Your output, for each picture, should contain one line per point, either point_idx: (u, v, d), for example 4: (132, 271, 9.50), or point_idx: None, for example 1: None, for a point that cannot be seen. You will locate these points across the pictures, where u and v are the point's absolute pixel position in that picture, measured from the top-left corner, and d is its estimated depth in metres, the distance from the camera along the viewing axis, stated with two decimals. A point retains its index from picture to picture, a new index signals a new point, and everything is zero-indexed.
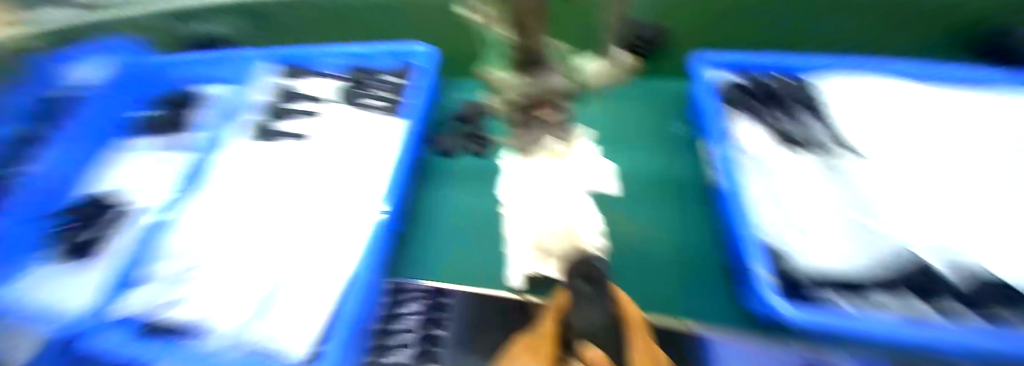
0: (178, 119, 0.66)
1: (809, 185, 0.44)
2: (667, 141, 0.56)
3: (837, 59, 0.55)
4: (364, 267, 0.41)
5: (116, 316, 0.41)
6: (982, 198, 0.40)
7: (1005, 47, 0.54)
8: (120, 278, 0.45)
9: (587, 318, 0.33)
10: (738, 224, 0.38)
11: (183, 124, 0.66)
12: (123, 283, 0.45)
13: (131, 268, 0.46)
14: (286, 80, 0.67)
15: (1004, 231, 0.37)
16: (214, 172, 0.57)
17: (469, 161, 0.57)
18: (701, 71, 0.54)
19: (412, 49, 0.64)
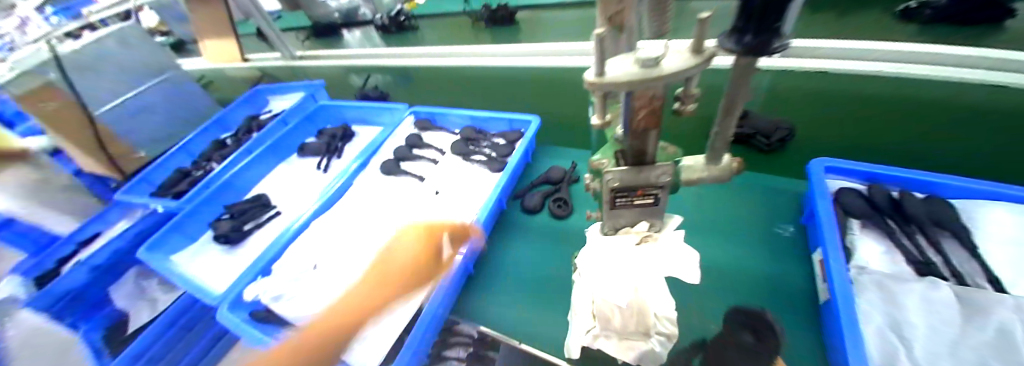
0: (335, 149, 0.93)
1: (963, 328, 0.35)
2: (768, 241, 0.51)
3: (1001, 190, 0.45)
4: (436, 301, 0.47)
5: (248, 298, 0.55)
6: None
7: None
8: (261, 268, 0.59)
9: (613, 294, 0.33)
10: (851, 352, 0.33)
11: (338, 151, 0.93)
12: (263, 271, 0.59)
13: (273, 261, 0.61)
14: (420, 131, 0.83)
15: None
16: (350, 195, 0.73)
17: (549, 222, 0.61)
18: (819, 174, 0.50)
19: (519, 116, 0.73)
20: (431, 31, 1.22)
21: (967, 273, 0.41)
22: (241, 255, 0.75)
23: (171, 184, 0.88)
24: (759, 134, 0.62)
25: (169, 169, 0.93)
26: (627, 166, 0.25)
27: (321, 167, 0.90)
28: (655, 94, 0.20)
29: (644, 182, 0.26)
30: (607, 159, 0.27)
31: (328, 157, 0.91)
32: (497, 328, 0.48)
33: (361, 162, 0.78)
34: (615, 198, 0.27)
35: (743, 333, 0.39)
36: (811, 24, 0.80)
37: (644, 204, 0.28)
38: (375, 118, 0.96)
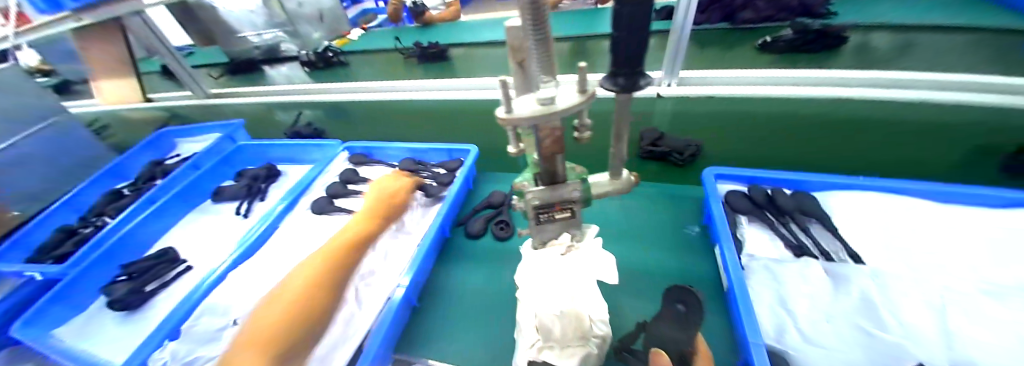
0: (258, 191, 0.86)
1: (828, 299, 0.43)
2: (679, 240, 0.59)
3: (840, 182, 0.55)
4: (377, 339, 0.45)
5: None
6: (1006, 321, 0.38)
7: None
8: (167, 331, 0.52)
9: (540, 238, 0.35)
10: (747, 330, 0.39)
11: (261, 194, 0.86)
12: (170, 335, 0.52)
13: (180, 323, 0.53)
14: (354, 166, 0.82)
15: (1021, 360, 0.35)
16: (278, 238, 0.68)
17: (492, 244, 0.64)
18: (710, 181, 0.58)
19: (457, 146, 0.76)
20: (363, 67, 1.23)
21: (833, 251, 0.50)
22: (137, 324, 0.63)
23: (51, 246, 0.75)
24: (674, 152, 0.71)
25: (50, 228, 0.81)
26: (544, 186, 0.29)
27: (240, 212, 0.82)
28: (555, 125, 0.24)
29: (561, 197, 0.29)
30: (527, 180, 0.30)
31: (249, 201, 0.84)
32: (444, 356, 0.48)
33: (287, 201, 0.73)
34: (538, 214, 0.31)
35: (675, 302, 0.38)
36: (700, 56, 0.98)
37: (564, 217, 0.32)
38: (305, 155, 0.92)
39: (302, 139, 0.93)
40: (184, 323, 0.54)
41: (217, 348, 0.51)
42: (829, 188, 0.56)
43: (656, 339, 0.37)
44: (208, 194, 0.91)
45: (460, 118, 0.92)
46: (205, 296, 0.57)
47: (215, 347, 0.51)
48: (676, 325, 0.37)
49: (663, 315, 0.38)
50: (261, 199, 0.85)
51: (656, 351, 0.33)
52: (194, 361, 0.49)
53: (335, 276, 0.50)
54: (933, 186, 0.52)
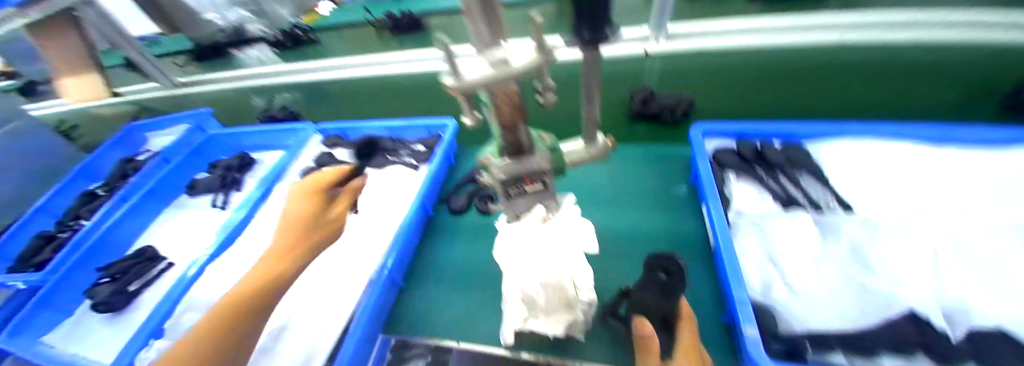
0: (233, 182, 0.83)
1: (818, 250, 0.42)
2: (666, 201, 0.58)
3: (836, 126, 0.52)
4: (360, 323, 0.45)
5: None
6: (993, 261, 0.37)
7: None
8: (151, 329, 0.50)
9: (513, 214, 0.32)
10: (732, 285, 0.38)
11: (237, 185, 0.83)
12: (154, 333, 0.50)
13: (162, 320, 0.52)
14: (330, 149, 0.78)
15: (1004, 298, 0.35)
16: (258, 228, 0.66)
17: (477, 220, 0.62)
18: (698, 139, 0.55)
19: (434, 121, 0.72)
20: (333, 42, 1.15)
21: (822, 201, 0.48)
22: (127, 324, 0.63)
23: (30, 254, 0.72)
24: (667, 110, 0.65)
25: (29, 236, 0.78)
26: (508, 158, 0.26)
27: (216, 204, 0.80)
28: (512, 89, 0.21)
29: (529, 170, 0.27)
30: (492, 154, 0.28)
31: (225, 193, 0.81)
32: (432, 334, 0.48)
33: (261, 190, 0.70)
34: (507, 189, 0.29)
35: (657, 269, 0.39)
36: (689, 8, 0.92)
37: (536, 190, 0.30)
38: (278, 141, 0.87)
39: (275, 123, 0.88)
40: (167, 320, 0.52)
41: None
42: (822, 136, 0.54)
43: (639, 306, 0.37)
44: (182, 188, 0.86)
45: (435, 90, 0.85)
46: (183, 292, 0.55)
47: None
48: (657, 293, 0.37)
49: (645, 282, 0.39)
50: (237, 189, 0.82)
51: (640, 321, 0.34)
52: None
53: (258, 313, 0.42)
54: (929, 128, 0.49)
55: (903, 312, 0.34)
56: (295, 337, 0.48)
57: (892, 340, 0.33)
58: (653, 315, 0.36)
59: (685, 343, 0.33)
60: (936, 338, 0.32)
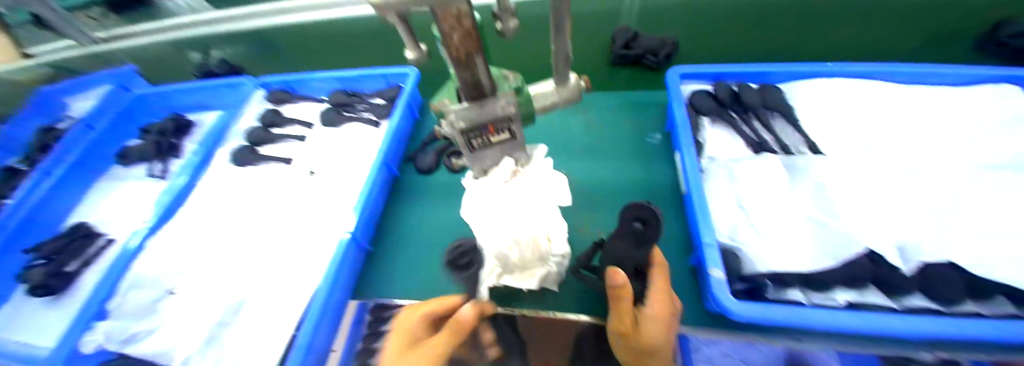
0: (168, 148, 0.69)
1: (785, 190, 0.43)
2: (640, 150, 0.57)
3: (813, 69, 0.51)
4: (323, 289, 0.41)
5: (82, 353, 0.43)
6: (929, 196, 0.40)
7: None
8: (92, 311, 0.45)
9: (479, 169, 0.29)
10: (701, 230, 0.38)
11: (174, 151, 0.69)
12: (97, 315, 0.45)
13: (104, 300, 0.46)
14: (276, 105, 0.70)
15: (936, 229, 0.38)
16: (201, 196, 0.59)
17: (447, 178, 0.59)
18: (674, 83, 0.52)
19: (392, 69, 0.64)
20: None
21: (792, 144, 0.49)
22: (68, 309, 0.54)
23: None
24: (648, 54, 0.57)
25: None
26: (468, 102, 0.23)
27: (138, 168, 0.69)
28: (462, 9, 0.16)
29: (491, 116, 0.24)
30: (447, 99, 0.24)
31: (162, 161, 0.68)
32: (405, 295, 0.47)
33: (200, 154, 0.62)
34: (469, 140, 0.25)
35: (632, 220, 0.32)
36: None
37: (502, 141, 0.27)
38: (215, 101, 0.74)
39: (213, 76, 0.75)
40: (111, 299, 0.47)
41: (155, 320, 0.46)
42: (795, 77, 0.52)
43: (613, 257, 0.36)
44: (111, 158, 0.71)
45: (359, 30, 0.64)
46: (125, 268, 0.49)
47: (154, 319, 0.46)
48: (631, 244, 0.34)
49: (619, 232, 0.34)
50: (176, 157, 0.69)
51: (613, 270, 0.31)
52: (134, 337, 0.45)
53: None
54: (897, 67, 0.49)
55: (861, 251, 0.35)
56: (259, 309, 0.45)
57: (849, 272, 0.35)
58: (626, 264, 0.35)
59: (660, 288, 0.34)
60: (886, 271, 0.34)
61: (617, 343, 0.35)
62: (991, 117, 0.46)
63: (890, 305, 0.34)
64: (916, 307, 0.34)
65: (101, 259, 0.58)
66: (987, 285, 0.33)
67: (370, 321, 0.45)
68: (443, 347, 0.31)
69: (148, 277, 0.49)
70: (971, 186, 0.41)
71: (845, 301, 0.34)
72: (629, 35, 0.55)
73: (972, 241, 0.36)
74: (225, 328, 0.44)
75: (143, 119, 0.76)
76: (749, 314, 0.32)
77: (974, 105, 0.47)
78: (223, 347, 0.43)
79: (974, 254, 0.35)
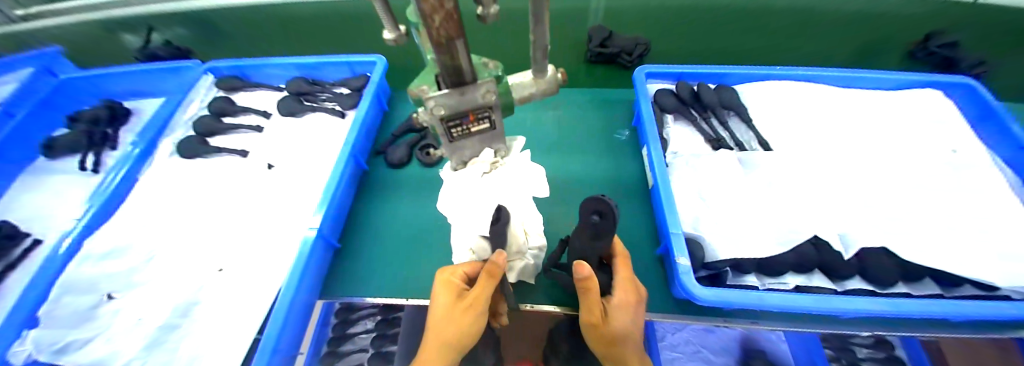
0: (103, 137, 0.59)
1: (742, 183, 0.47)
2: (609, 145, 0.58)
3: (764, 72, 0.56)
4: (290, 286, 0.39)
5: None
6: (854, 188, 0.46)
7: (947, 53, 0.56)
8: (20, 319, 0.39)
9: (458, 158, 0.28)
10: (668, 220, 0.40)
11: (111, 140, 0.60)
12: (27, 323, 0.40)
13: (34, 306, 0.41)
14: (228, 93, 0.65)
15: (859, 217, 0.43)
16: (140, 192, 0.53)
17: (419, 172, 0.57)
18: (641, 82, 0.54)
19: (358, 58, 0.61)
20: None
21: (745, 141, 0.52)
22: None
23: None
24: (622, 53, 0.59)
25: None
26: (448, 90, 0.22)
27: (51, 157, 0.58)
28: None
29: (471, 104, 0.23)
30: (425, 84, 0.23)
31: (94, 152, 0.57)
32: (377, 292, 0.46)
33: (142, 145, 0.55)
34: (449, 128, 0.25)
35: (590, 214, 0.29)
36: None
37: (481, 130, 0.27)
38: (155, 86, 0.66)
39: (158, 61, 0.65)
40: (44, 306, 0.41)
41: (88, 329, 0.41)
42: (748, 79, 0.57)
43: (579, 250, 0.35)
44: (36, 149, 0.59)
45: (324, 16, 0.61)
46: (60, 268, 0.43)
47: (89, 327, 0.41)
48: (590, 236, 0.32)
49: (580, 225, 0.32)
50: (112, 149, 0.59)
51: (577, 263, 0.31)
52: (69, 348, 0.39)
53: None
54: (832, 72, 0.55)
55: (806, 239, 0.41)
56: (215, 311, 0.42)
57: (796, 259, 0.40)
58: (591, 256, 0.35)
59: (623, 276, 0.35)
60: (832, 257, 0.40)
61: (587, 336, 0.36)
62: (908, 123, 0.53)
63: (833, 287, 0.40)
64: (855, 288, 0.40)
65: (28, 264, 0.47)
66: (917, 269, 0.40)
67: (337, 324, 0.46)
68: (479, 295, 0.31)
69: (85, 280, 0.43)
70: (886, 181, 0.47)
71: (794, 284, 0.40)
72: (604, 34, 0.57)
73: (883, 228, 0.43)
74: (174, 334, 0.40)
75: (69, 107, 0.63)
76: (712, 299, 0.35)
77: (891, 110, 0.55)
78: (175, 352, 0.39)
79: (881, 238, 0.41)
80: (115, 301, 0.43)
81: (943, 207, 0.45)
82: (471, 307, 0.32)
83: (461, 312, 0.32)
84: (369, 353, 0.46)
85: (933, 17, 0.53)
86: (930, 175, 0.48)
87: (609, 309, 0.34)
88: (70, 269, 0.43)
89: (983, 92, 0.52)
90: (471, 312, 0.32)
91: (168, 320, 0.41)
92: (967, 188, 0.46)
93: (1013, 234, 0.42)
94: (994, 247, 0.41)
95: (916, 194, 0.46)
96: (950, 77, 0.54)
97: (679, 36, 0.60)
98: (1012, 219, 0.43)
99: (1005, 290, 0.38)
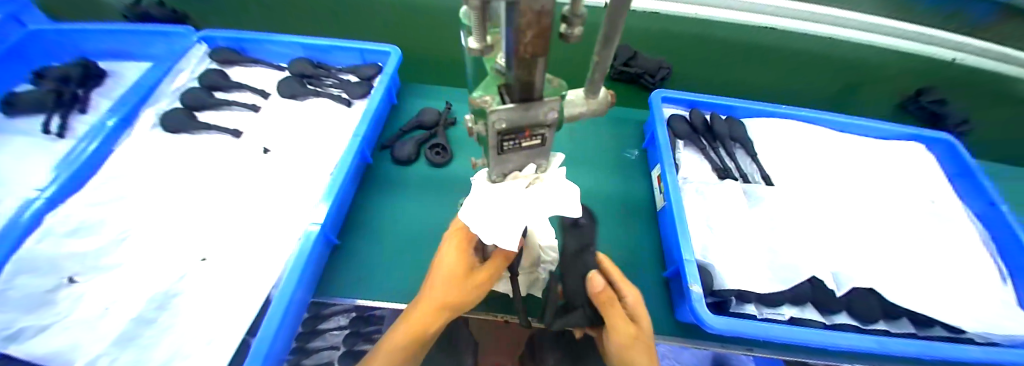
0: (74, 99, 0.53)
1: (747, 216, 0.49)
2: (620, 163, 0.59)
3: (769, 110, 0.58)
4: (290, 284, 0.37)
5: None
6: (844, 230, 0.49)
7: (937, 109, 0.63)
8: None
9: (500, 170, 0.27)
10: (682, 247, 0.41)
11: (82, 102, 0.54)
12: None
13: None
14: (223, 67, 0.60)
15: (847, 258, 0.46)
16: (115, 165, 0.48)
17: (426, 172, 0.55)
18: (657, 105, 0.55)
19: (371, 46, 0.58)
20: None
21: (749, 173, 0.54)
22: None
23: None
24: (645, 75, 0.61)
25: None
26: (513, 104, 0.21)
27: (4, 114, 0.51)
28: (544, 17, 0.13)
29: (531, 120, 0.23)
30: (488, 95, 0.22)
31: (61, 113, 0.51)
32: (376, 294, 0.44)
33: (122, 113, 0.50)
34: (502, 142, 0.24)
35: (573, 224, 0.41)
36: None
37: (532, 146, 0.26)
38: (139, 49, 0.60)
39: (146, 21, 0.59)
40: None
41: (46, 315, 0.36)
42: (755, 114, 0.59)
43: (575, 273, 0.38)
44: None
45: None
46: (14, 245, 0.38)
47: (45, 313, 0.36)
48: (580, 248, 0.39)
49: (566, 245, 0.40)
50: (81, 112, 0.53)
51: (591, 277, 0.34)
52: (21, 334, 0.35)
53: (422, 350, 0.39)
54: (830, 117, 0.59)
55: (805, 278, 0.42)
56: (198, 304, 0.39)
57: (792, 297, 0.42)
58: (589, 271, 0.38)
59: (619, 279, 0.36)
60: (823, 294, 0.43)
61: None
62: (892, 174, 0.57)
63: (823, 321, 0.42)
64: (843, 323, 0.42)
65: None
66: (897, 310, 0.43)
67: (307, 319, 0.41)
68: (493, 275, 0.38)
69: (42, 259, 0.39)
70: (871, 225, 0.50)
71: (789, 315, 0.42)
72: (628, 54, 0.60)
73: (869, 269, 0.46)
74: (147, 327, 0.37)
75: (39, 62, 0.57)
76: (723, 326, 0.36)
77: (877, 158, 0.59)
78: (146, 349, 0.36)
79: (867, 279, 0.44)
80: (77, 286, 0.39)
81: (919, 253, 0.49)
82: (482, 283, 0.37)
83: (477, 285, 0.37)
84: (341, 350, 0.41)
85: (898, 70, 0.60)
86: (908, 222, 0.52)
87: (632, 313, 0.35)
88: (27, 245, 0.39)
89: (961, 148, 0.57)
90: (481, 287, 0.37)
91: (142, 311, 0.37)
92: (936, 237, 0.51)
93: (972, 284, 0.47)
94: (958, 294, 0.45)
95: (896, 240, 0.50)
96: (935, 133, 0.59)
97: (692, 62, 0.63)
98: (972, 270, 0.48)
99: (970, 333, 0.42)
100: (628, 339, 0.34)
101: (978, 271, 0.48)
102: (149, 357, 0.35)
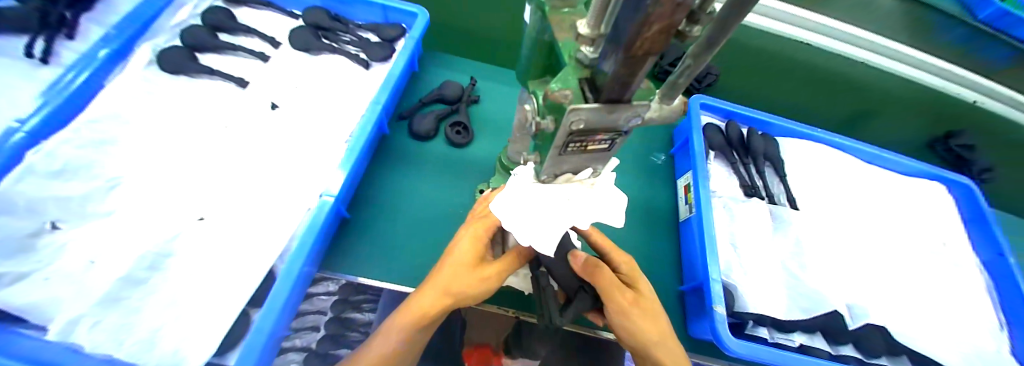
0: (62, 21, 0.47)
1: (768, 238, 0.48)
2: (645, 169, 0.57)
3: (805, 131, 0.56)
4: (299, 258, 0.35)
5: None
6: (862, 265, 0.49)
7: (964, 153, 0.62)
8: None
9: (554, 168, 0.24)
10: (709, 266, 0.40)
11: (71, 25, 0.47)
12: None
13: None
14: (229, 5, 0.54)
15: (862, 294, 0.46)
16: (104, 101, 0.43)
17: (444, 151, 0.52)
18: (695, 111, 0.52)
19: (398, 4, 0.53)
20: None
21: (776, 193, 0.53)
22: None
23: None
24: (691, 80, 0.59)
25: None
26: (597, 104, 0.17)
27: None
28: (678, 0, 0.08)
29: (609, 124, 0.19)
30: (569, 89, 0.18)
31: (46, 36, 0.45)
32: (383, 275, 0.42)
33: (115, 45, 0.45)
34: (569, 143, 0.21)
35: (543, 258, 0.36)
36: None
37: (596, 150, 0.23)
38: None
39: None
40: None
41: (26, 262, 0.33)
42: (787, 134, 0.57)
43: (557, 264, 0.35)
44: None
45: None
46: None
47: (24, 260, 0.32)
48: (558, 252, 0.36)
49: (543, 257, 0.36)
50: (69, 38, 0.47)
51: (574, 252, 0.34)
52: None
53: (418, 343, 0.34)
54: (861, 147, 0.58)
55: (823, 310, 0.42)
56: (194, 268, 0.36)
57: (808, 324, 0.42)
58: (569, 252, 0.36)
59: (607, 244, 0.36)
60: (835, 325, 0.42)
61: (638, 342, 0.32)
62: (912, 212, 0.57)
63: (828, 350, 0.42)
64: (846, 356, 0.42)
65: None
66: (899, 348, 0.43)
67: None
68: (502, 269, 0.34)
69: (21, 200, 0.34)
70: (889, 263, 0.50)
71: (799, 342, 0.41)
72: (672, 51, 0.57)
73: (881, 307, 0.46)
74: (135, 288, 0.34)
75: None
76: (741, 349, 0.36)
77: (901, 194, 0.58)
78: (134, 311, 0.33)
79: (879, 318, 0.44)
80: (61, 233, 0.35)
81: (930, 296, 0.49)
82: (492, 275, 0.34)
83: (486, 277, 0.33)
84: (327, 316, 0.40)
85: (939, 109, 0.59)
86: (922, 263, 0.52)
87: (631, 281, 0.34)
88: (4, 184, 0.34)
89: (980, 196, 0.57)
90: (490, 281, 0.33)
91: (130, 270, 0.34)
92: (946, 281, 0.51)
93: (975, 331, 0.47)
94: (961, 340, 0.46)
95: (910, 280, 0.50)
96: (953, 175, 0.59)
97: (737, 73, 0.59)
98: (975, 317, 0.49)
99: None
100: (629, 304, 0.32)
101: (981, 319, 0.49)
102: (138, 320, 0.32)
